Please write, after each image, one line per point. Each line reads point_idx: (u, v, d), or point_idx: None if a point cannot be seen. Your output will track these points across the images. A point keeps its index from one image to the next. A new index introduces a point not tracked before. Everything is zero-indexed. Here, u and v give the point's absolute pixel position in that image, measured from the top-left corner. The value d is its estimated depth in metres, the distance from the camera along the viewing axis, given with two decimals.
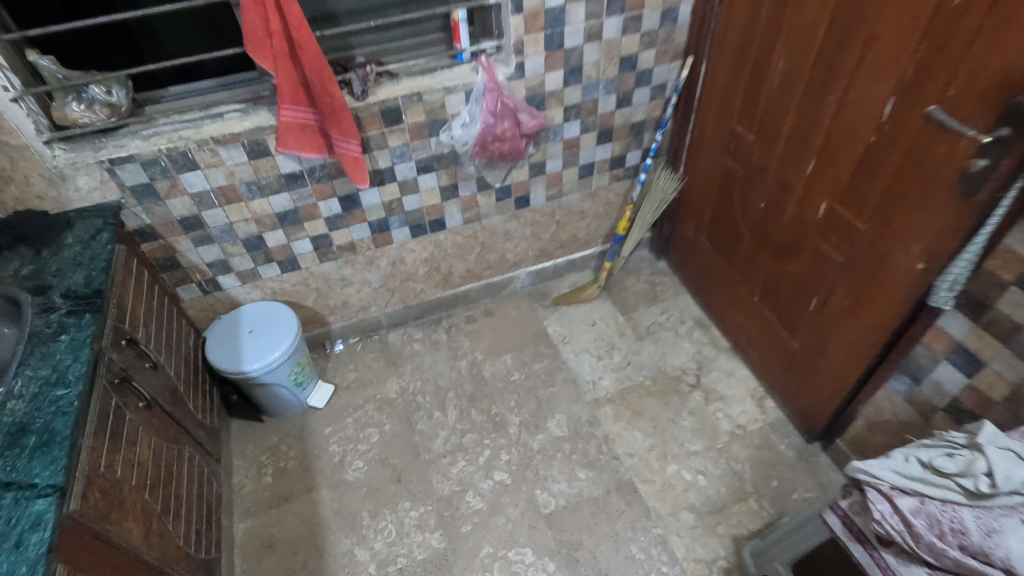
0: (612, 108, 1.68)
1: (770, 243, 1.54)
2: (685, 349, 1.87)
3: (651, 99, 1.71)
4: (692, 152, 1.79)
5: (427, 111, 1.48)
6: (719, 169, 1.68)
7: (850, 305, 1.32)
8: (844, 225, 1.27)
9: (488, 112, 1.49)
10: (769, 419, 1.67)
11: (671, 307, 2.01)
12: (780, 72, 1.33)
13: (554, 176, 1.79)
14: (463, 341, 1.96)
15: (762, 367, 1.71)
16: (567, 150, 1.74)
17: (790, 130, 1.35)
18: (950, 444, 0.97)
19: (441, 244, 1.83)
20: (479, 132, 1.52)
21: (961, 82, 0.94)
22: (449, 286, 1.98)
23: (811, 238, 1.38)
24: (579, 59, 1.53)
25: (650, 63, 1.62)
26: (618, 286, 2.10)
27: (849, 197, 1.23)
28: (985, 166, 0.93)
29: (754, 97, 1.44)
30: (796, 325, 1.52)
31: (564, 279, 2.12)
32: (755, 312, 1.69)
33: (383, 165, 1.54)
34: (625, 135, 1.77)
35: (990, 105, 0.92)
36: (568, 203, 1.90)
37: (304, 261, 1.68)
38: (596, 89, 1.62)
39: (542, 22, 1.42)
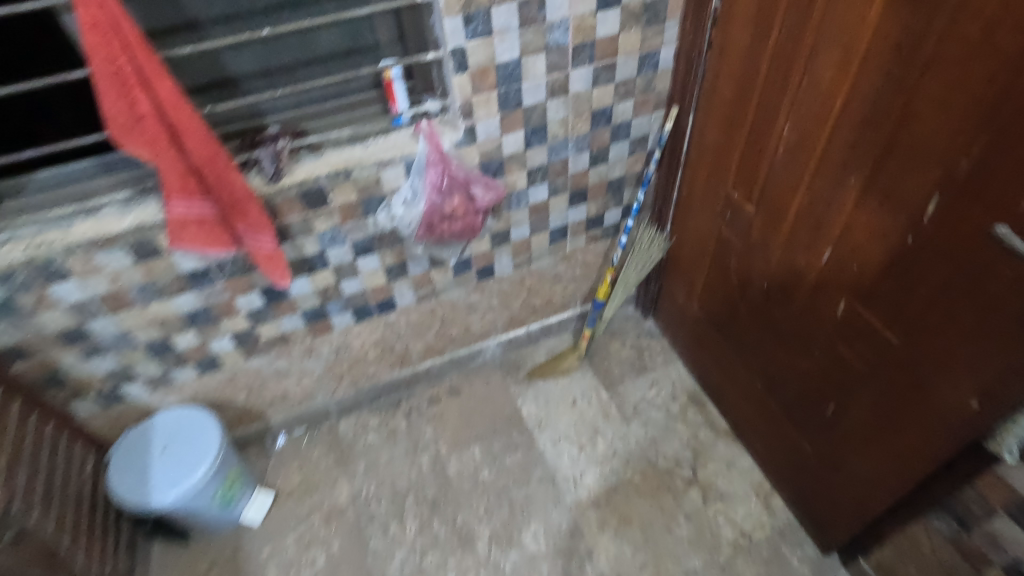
0: (585, 166, 1.43)
1: (776, 331, 1.30)
2: (677, 434, 1.64)
3: (630, 153, 1.46)
4: (680, 210, 1.54)
5: (358, 188, 1.22)
6: (711, 236, 1.43)
7: (875, 424, 1.08)
8: (869, 333, 1.03)
9: (433, 189, 1.23)
10: (777, 523, 1.44)
11: (661, 378, 1.77)
12: (786, 141, 1.09)
13: (521, 243, 1.54)
14: (425, 428, 1.71)
15: (769, 461, 1.48)
16: (534, 215, 1.48)
17: (799, 210, 1.11)
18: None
19: (392, 325, 1.57)
20: (424, 212, 1.26)
21: None
22: (407, 365, 1.72)
23: (826, 337, 1.14)
24: (542, 117, 1.27)
25: (627, 115, 1.36)
26: (601, 352, 1.85)
27: (875, 301, 1.00)
28: None
29: (753, 163, 1.20)
30: (809, 428, 1.29)
31: (539, 345, 1.88)
32: (759, 400, 1.45)
33: (310, 251, 1.28)
34: (601, 193, 1.52)
35: None
36: (539, 269, 1.65)
37: (227, 359, 1.42)
38: (565, 148, 1.36)
39: (493, 78, 1.16)
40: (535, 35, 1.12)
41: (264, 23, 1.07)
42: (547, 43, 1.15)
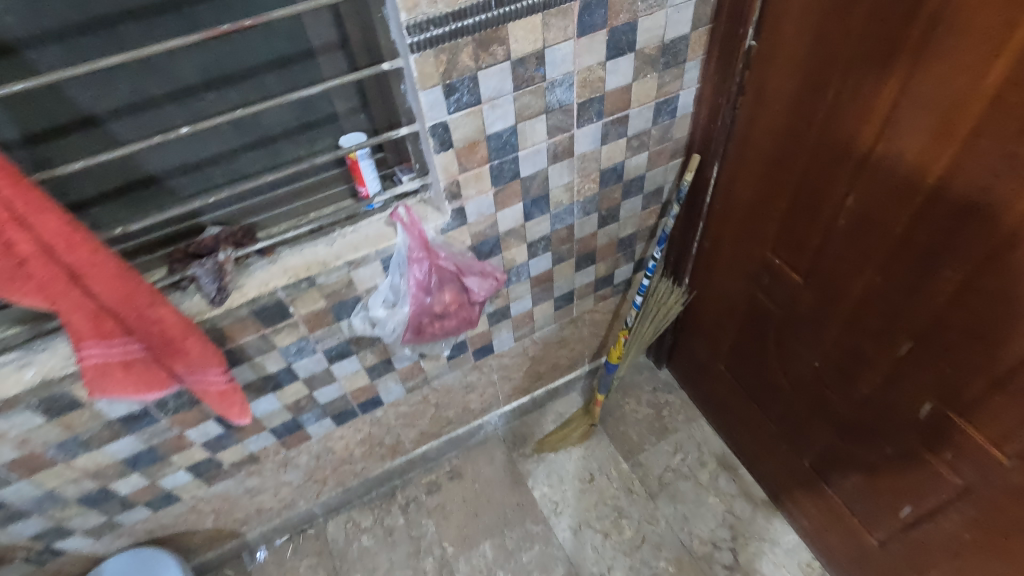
0: (593, 229, 1.22)
1: (828, 414, 1.12)
2: (710, 509, 1.46)
3: (644, 207, 1.25)
4: (701, 265, 1.34)
5: (327, 294, 0.98)
6: (742, 300, 1.24)
7: (971, 540, 0.92)
8: (965, 445, 0.86)
9: (418, 290, 1.00)
10: None
11: (685, 440, 1.60)
12: (847, 214, 0.89)
13: (522, 316, 1.32)
14: (426, 525, 1.51)
15: (820, 541, 1.32)
16: (537, 286, 1.27)
17: (865, 293, 0.92)
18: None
19: (380, 420, 1.36)
20: (409, 316, 1.03)
21: None
22: (400, 454, 1.51)
23: (900, 438, 0.96)
24: (543, 186, 1.05)
25: (641, 169, 1.15)
26: (615, 413, 1.66)
27: (978, 413, 0.82)
28: None
29: (799, 231, 1.00)
30: (873, 521, 1.12)
31: (546, 410, 1.69)
32: (805, 478, 1.28)
33: (274, 369, 1.05)
34: (611, 252, 1.31)
35: None
36: (543, 337, 1.44)
37: (185, 491, 1.18)
38: (570, 213, 1.14)
39: (484, 152, 0.93)
40: (533, 97, 0.90)
41: (186, 111, 0.83)
42: (547, 105, 0.92)
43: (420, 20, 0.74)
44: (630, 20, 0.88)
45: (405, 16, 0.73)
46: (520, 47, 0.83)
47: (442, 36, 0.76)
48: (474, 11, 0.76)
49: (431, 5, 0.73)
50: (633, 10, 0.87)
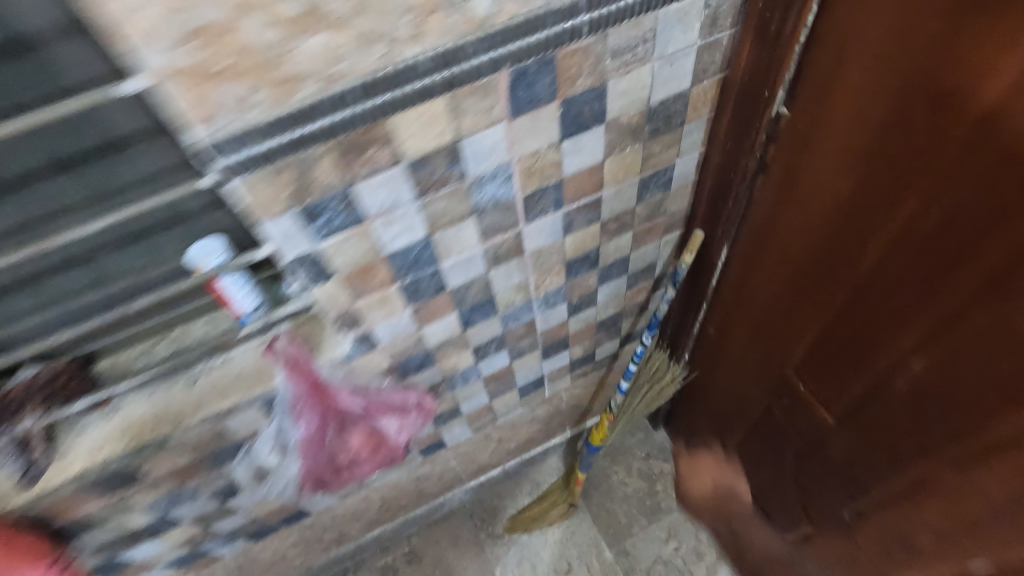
0: (562, 317, 0.94)
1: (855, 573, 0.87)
2: None
3: (630, 286, 0.96)
4: (704, 348, 1.07)
5: (191, 449, 0.74)
6: (754, 407, 0.97)
7: None
8: None
9: (309, 448, 0.74)
10: None
11: (680, 523, 1.37)
12: (910, 380, 0.60)
13: (478, 410, 1.07)
14: None
15: None
16: (493, 382, 1.01)
17: (926, 480, 0.64)
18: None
19: (311, 524, 1.14)
20: (301, 476, 0.78)
21: None
22: (346, 542, 1.31)
23: None
24: (484, 291, 0.77)
25: (624, 251, 0.86)
26: (600, 485, 1.43)
27: None
28: None
29: (833, 369, 0.72)
30: None
31: (521, 479, 1.46)
32: None
33: (142, 523, 0.82)
34: (589, 334, 1.04)
35: None
36: (509, 421, 1.19)
37: None
38: (528, 310, 0.87)
39: (386, 272, 0.65)
40: (451, 200, 0.61)
41: None
42: (475, 205, 0.63)
43: (229, 133, 0.45)
44: (595, 84, 0.57)
45: (200, 129, 0.44)
46: (416, 143, 0.53)
47: (276, 149, 0.47)
48: (324, 109, 0.46)
49: (242, 110, 0.44)
50: (599, 71, 0.56)
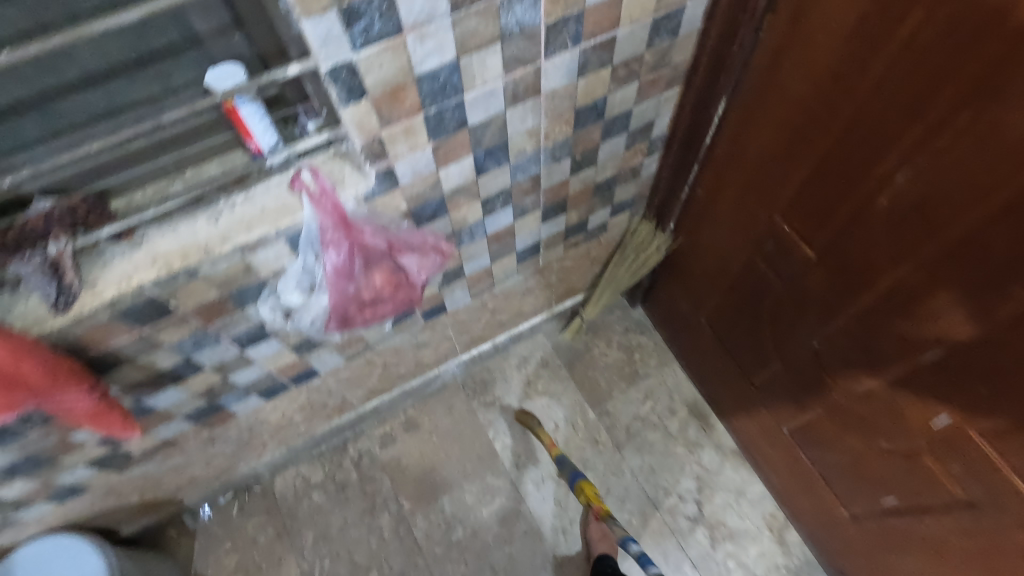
0: (565, 176, 0.98)
1: (822, 400, 1.01)
2: (679, 461, 1.41)
3: (628, 147, 1.00)
4: (691, 215, 1.14)
5: (217, 285, 0.76)
6: (737, 262, 1.06)
7: (959, 547, 0.85)
8: (977, 463, 0.76)
9: (338, 277, 0.79)
10: (793, 563, 1.30)
11: (655, 388, 1.50)
12: (891, 193, 0.68)
13: (479, 273, 1.12)
14: (381, 479, 1.43)
15: (785, 496, 1.30)
16: (494, 243, 1.05)
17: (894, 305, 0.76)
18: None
19: (320, 387, 1.20)
20: (329, 307, 0.82)
21: None
22: (347, 412, 1.37)
23: (904, 439, 0.85)
24: (499, 135, 0.80)
25: (628, 104, 0.89)
26: (582, 358, 1.54)
27: (999, 438, 0.70)
28: None
29: (817, 204, 0.80)
30: (851, 497, 1.06)
31: (509, 354, 1.55)
32: (782, 444, 1.21)
33: (167, 364, 0.85)
34: (585, 198, 1.08)
35: None
36: (504, 290, 1.25)
37: (94, 480, 1.04)
38: (535, 162, 0.90)
39: (414, 99, 0.66)
40: (481, 20, 0.62)
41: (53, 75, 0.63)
42: (502, 30, 0.65)
43: None
44: None
45: None
46: None
47: None
48: None
49: None
50: None
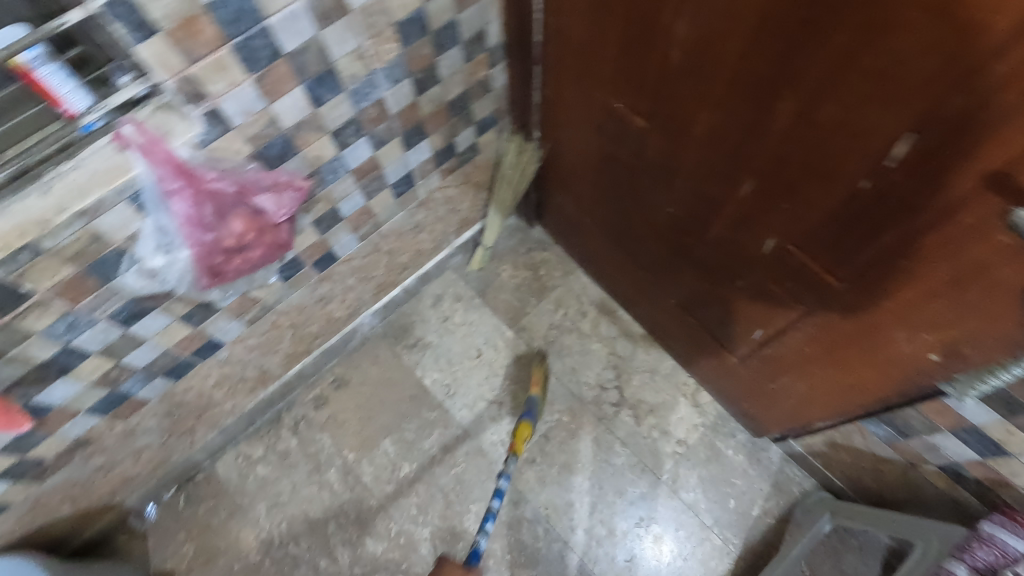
0: (411, 98, 1.01)
1: (691, 261, 1.11)
2: (596, 356, 1.52)
3: (468, 59, 1.04)
4: (549, 116, 1.19)
5: (69, 259, 0.76)
6: (595, 150, 1.12)
7: (811, 355, 0.97)
8: (804, 277, 0.86)
9: (192, 226, 0.83)
10: (708, 420, 1.44)
11: (565, 296, 1.59)
12: (678, 43, 0.75)
13: (358, 214, 1.15)
14: (321, 438, 1.46)
15: (691, 362, 1.42)
16: (363, 179, 1.08)
17: (711, 150, 0.84)
18: (943, 561, 0.87)
19: (230, 359, 1.21)
20: (192, 260, 0.87)
21: None
22: (271, 382, 1.39)
23: (751, 271, 0.96)
24: (322, 61, 0.81)
25: (449, 14, 0.92)
26: (492, 284, 1.61)
27: (809, 245, 0.80)
28: None
29: (633, 72, 0.86)
30: (734, 342, 1.18)
31: (422, 296, 1.59)
32: (675, 313, 1.32)
33: (47, 354, 0.85)
34: (443, 120, 1.12)
35: None
36: (393, 229, 1.28)
37: (13, 495, 1.03)
38: (373, 87, 0.92)
39: (211, 31, 0.68)
40: None
41: None
42: None
43: None
44: None
45: None
46: None
47: None
48: None
49: None
50: None
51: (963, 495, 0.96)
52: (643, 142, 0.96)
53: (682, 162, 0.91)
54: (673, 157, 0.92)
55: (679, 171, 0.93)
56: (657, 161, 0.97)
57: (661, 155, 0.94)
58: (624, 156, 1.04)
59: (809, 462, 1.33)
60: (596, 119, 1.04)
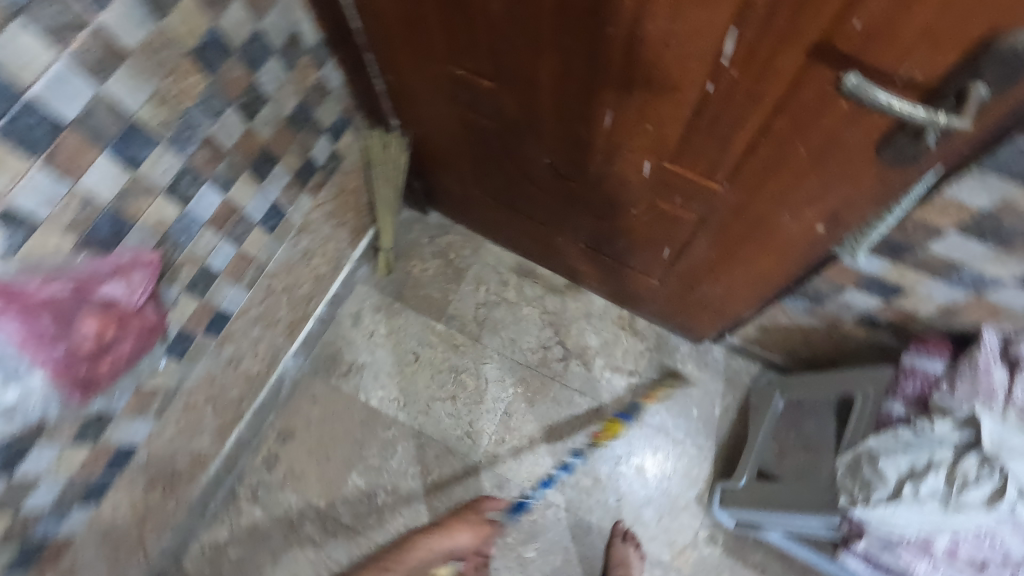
0: (243, 126, 0.91)
1: (583, 203, 1.10)
2: (530, 320, 1.51)
3: (291, 67, 0.95)
4: (400, 101, 1.13)
5: None
6: (457, 121, 1.08)
7: (717, 258, 1.00)
8: (686, 189, 0.86)
9: (35, 344, 0.71)
10: (651, 342, 1.48)
11: (482, 272, 1.56)
12: None
13: (235, 263, 1.05)
14: (285, 497, 1.38)
15: (618, 295, 1.45)
16: (224, 226, 0.98)
17: (563, 91, 0.81)
18: (880, 405, 0.92)
19: (152, 459, 1.10)
20: (51, 380, 0.75)
21: (864, 11, 0.50)
22: (209, 462, 1.29)
23: (640, 197, 0.96)
24: (118, 117, 0.71)
25: (248, 25, 0.83)
26: (407, 284, 1.55)
27: (680, 158, 0.81)
28: (911, 142, 0.57)
29: (463, 32, 0.82)
30: (648, 266, 1.20)
31: (340, 318, 1.51)
32: (588, 256, 1.32)
33: None
34: (288, 137, 1.03)
35: (927, 49, 0.50)
36: (280, 264, 1.19)
37: None
38: (194, 127, 0.83)
39: None
40: None
41: None
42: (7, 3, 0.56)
43: None
44: None
45: None
46: None
47: None
48: None
49: None
50: None
51: (882, 337, 1.03)
52: (498, 100, 0.93)
53: (540, 111, 0.89)
54: (532, 108, 0.89)
55: (541, 120, 0.91)
56: (518, 116, 0.93)
57: (519, 109, 0.91)
58: (486, 119, 1.01)
59: (749, 350, 1.39)
60: (446, 90, 0.99)
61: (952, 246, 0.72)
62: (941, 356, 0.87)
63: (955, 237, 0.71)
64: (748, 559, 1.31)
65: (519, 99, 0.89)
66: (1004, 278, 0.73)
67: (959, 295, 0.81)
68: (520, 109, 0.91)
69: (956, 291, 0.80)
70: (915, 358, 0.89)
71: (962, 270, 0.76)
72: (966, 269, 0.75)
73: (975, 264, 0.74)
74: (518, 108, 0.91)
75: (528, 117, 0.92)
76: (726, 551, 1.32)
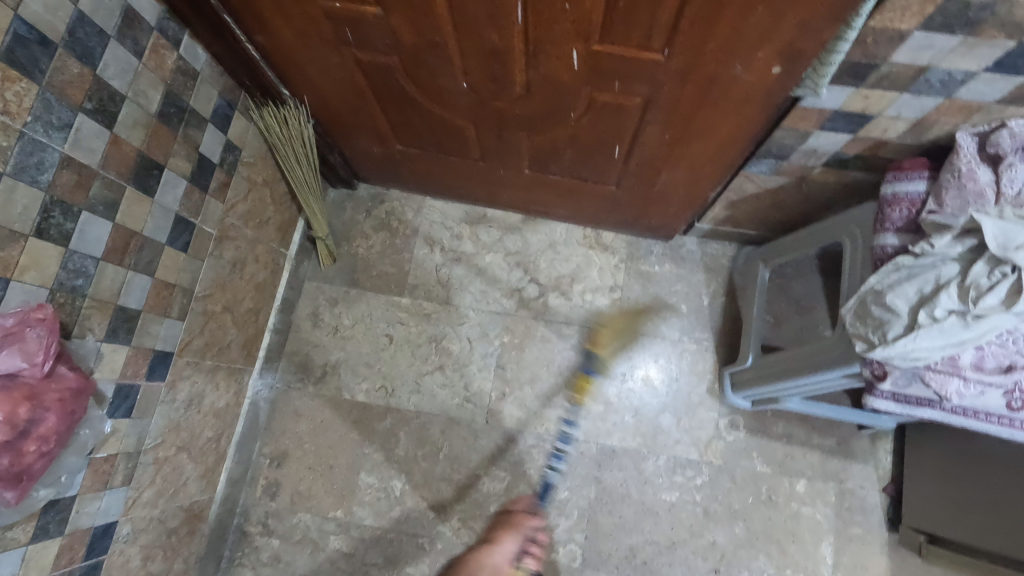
0: (106, 135, 0.77)
1: (516, 124, 1.00)
2: (495, 266, 1.42)
3: (141, 53, 0.80)
4: (283, 63, 0.99)
5: None
6: (353, 69, 0.95)
7: (672, 141, 0.93)
8: (624, 71, 0.77)
9: None
10: (622, 253, 1.43)
11: (430, 232, 1.45)
12: None
13: (155, 294, 0.92)
14: (299, 520, 1.30)
15: (577, 214, 1.37)
16: (127, 256, 0.85)
17: None
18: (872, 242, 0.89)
19: (138, 528, 0.99)
20: None
21: None
22: (206, 510, 1.19)
23: (576, 96, 0.87)
24: None
25: (66, 10, 0.68)
26: (358, 267, 1.43)
27: (610, 35, 0.72)
28: None
29: None
30: (601, 173, 1.12)
31: (298, 323, 1.40)
32: (536, 182, 1.23)
33: None
34: (169, 138, 0.89)
35: None
36: (209, 283, 1.05)
37: None
38: (40, 149, 0.68)
39: None
40: None
41: None
42: None
43: None
44: None
45: None
46: None
47: None
48: None
49: None
50: None
51: (854, 175, 0.98)
52: (392, 31, 0.81)
53: (443, 28, 0.78)
54: (431, 29, 0.78)
55: (446, 39, 0.80)
56: (419, 43, 0.82)
57: (419, 34, 0.80)
58: (384, 57, 0.88)
59: (721, 232, 1.35)
60: (329, 33, 0.86)
61: (915, 48, 0.67)
62: (921, 176, 0.84)
63: (920, 37, 0.65)
64: (773, 432, 1.31)
65: (416, 20, 0.77)
66: (972, 69, 0.68)
67: (929, 104, 0.76)
68: (419, 33, 0.80)
69: (924, 100, 0.75)
70: (895, 184, 0.85)
71: (929, 74, 0.71)
72: (931, 72, 0.70)
73: (941, 62, 0.68)
74: (417, 33, 0.80)
75: (431, 40, 0.81)
76: (750, 431, 1.31)
